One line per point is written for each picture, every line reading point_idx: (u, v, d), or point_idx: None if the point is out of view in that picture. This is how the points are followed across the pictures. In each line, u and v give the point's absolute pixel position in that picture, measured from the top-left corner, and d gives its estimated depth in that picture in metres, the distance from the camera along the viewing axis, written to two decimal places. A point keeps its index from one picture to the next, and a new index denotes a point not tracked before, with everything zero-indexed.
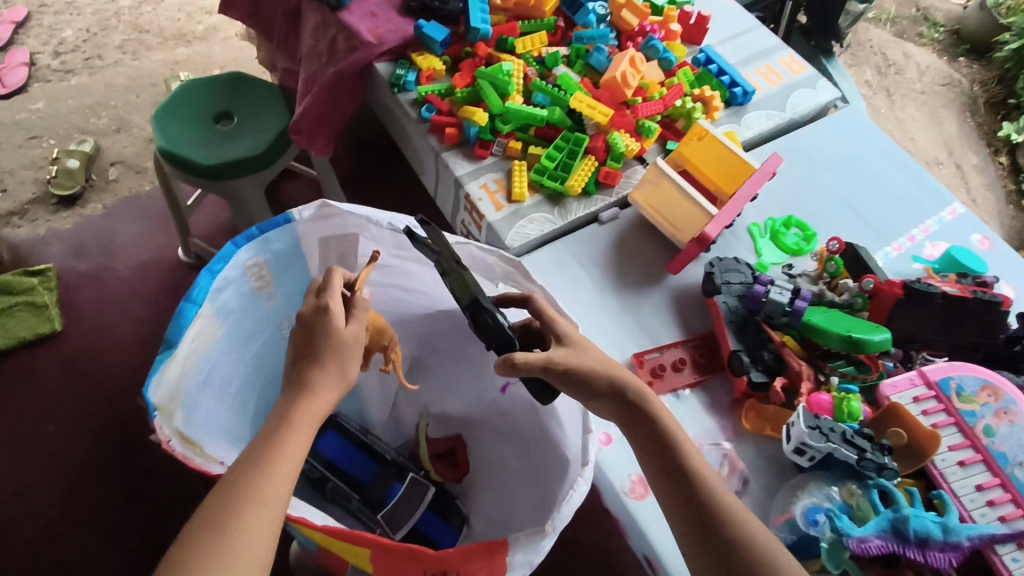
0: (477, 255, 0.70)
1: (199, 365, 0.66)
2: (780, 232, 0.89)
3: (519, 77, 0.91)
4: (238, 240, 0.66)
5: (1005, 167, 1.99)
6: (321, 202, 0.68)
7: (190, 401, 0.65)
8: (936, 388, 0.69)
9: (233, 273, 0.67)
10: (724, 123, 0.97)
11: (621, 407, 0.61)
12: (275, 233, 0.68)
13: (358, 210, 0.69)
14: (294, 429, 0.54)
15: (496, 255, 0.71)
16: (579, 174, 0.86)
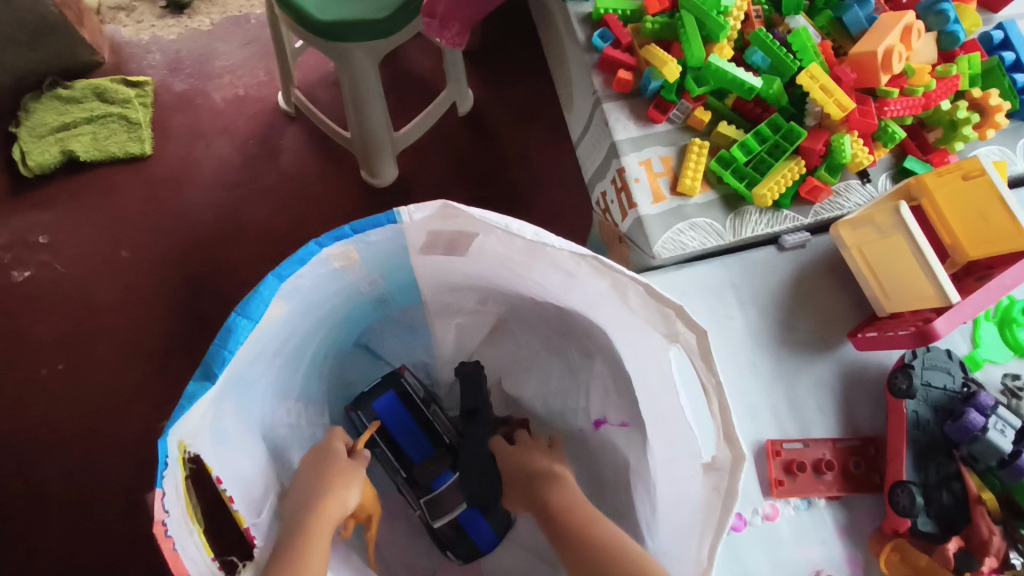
0: (646, 303, 0.47)
1: (243, 361, 0.53)
2: (1015, 321, 0.66)
3: (738, 18, 0.66)
4: (324, 239, 0.50)
5: None
6: (444, 202, 0.48)
7: (222, 404, 0.53)
8: None
9: (310, 267, 0.51)
10: (994, 144, 0.70)
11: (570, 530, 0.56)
12: (372, 232, 0.50)
13: (491, 216, 0.47)
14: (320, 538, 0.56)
15: (675, 307, 0.46)
16: (777, 180, 0.64)
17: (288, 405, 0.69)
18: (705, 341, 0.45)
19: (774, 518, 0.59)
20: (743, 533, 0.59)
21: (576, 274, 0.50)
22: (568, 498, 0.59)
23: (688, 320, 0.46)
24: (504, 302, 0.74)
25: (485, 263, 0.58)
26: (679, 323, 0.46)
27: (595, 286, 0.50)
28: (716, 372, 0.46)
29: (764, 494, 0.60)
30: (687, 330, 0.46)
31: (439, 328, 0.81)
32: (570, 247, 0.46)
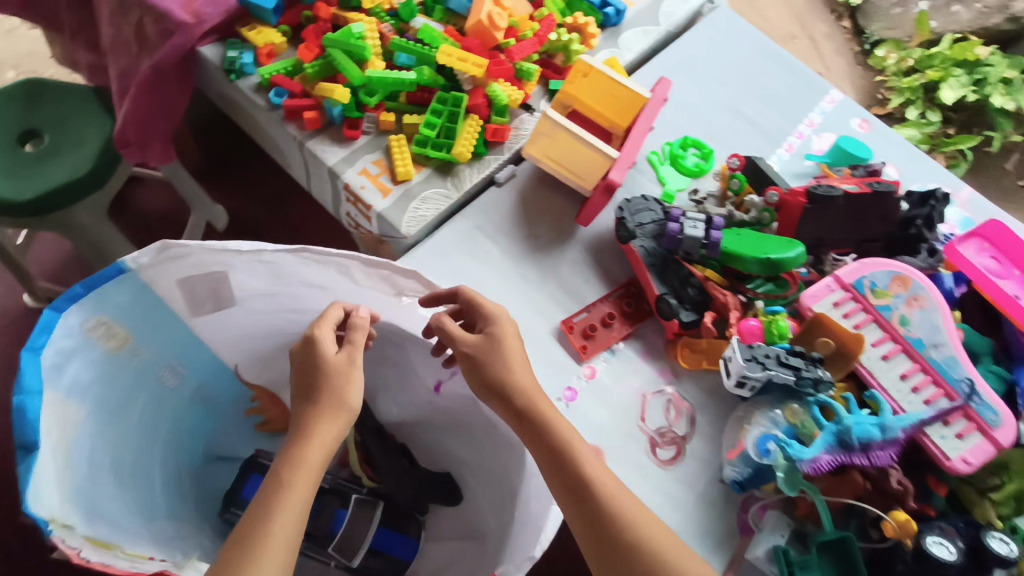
0: (363, 270, 0.60)
1: (67, 459, 0.56)
2: (679, 155, 0.87)
3: (374, 38, 0.80)
4: (59, 304, 0.55)
5: (849, 30, 2.04)
6: (160, 242, 0.57)
7: (79, 504, 0.55)
8: (852, 290, 0.70)
9: (63, 337, 0.56)
10: (603, 49, 0.92)
11: (510, 413, 0.60)
12: (109, 287, 0.58)
13: (211, 243, 0.58)
14: (317, 443, 0.56)
15: (382, 264, 0.59)
16: (466, 136, 0.78)
17: (165, 517, 0.69)
18: (420, 279, 0.59)
19: (593, 376, 0.72)
20: (578, 400, 0.70)
21: (295, 269, 0.62)
22: (567, 426, 0.59)
23: (400, 271, 0.59)
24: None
25: (256, 305, 0.71)
26: (397, 278, 0.59)
27: (327, 275, 0.63)
28: (430, 278, 0.59)
29: (577, 361, 0.72)
30: (403, 276, 0.59)
31: (285, 400, 0.88)
32: (283, 248, 0.59)
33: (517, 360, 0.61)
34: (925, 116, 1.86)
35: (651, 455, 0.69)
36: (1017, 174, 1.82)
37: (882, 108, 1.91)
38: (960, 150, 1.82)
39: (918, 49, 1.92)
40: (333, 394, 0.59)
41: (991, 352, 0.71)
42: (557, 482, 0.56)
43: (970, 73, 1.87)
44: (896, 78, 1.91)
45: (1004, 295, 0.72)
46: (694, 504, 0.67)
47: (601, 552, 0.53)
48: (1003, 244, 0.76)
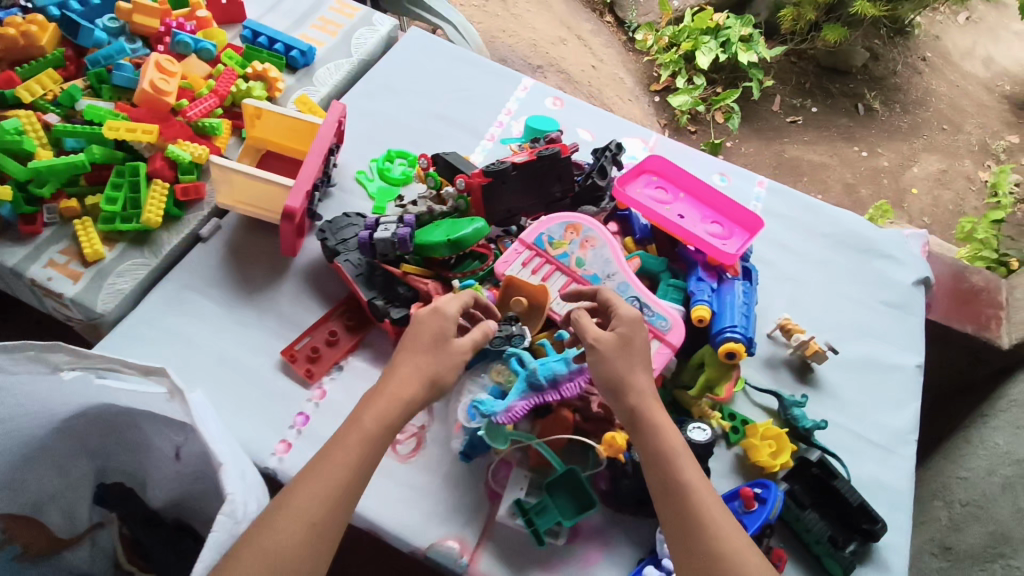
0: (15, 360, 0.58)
1: None
2: (386, 169, 0.92)
3: (35, 130, 0.79)
4: None
5: (611, 24, 2.18)
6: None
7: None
8: (534, 248, 0.77)
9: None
10: (294, 89, 0.96)
11: (624, 413, 0.61)
12: None
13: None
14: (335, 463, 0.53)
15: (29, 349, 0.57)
16: (153, 203, 0.79)
17: None
18: (66, 348, 0.57)
19: (324, 396, 0.73)
20: (312, 422, 0.72)
21: None
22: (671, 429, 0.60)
23: (46, 347, 0.57)
24: (53, 456, 0.78)
25: None
26: (45, 356, 0.57)
27: None
28: (83, 350, 0.57)
29: (304, 386, 0.74)
30: (54, 353, 0.57)
31: (47, 522, 0.81)
32: None
33: (642, 356, 0.64)
34: (692, 82, 2.06)
35: (392, 453, 0.71)
36: (781, 113, 2.05)
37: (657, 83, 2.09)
38: (729, 104, 2.01)
39: (668, 27, 2.13)
40: (434, 366, 0.60)
41: (668, 269, 0.80)
42: (658, 480, 0.58)
43: (715, 38, 2.07)
44: (661, 54, 2.10)
45: (665, 219, 0.81)
46: (440, 485, 0.70)
47: (682, 541, 0.54)
48: (668, 174, 0.87)
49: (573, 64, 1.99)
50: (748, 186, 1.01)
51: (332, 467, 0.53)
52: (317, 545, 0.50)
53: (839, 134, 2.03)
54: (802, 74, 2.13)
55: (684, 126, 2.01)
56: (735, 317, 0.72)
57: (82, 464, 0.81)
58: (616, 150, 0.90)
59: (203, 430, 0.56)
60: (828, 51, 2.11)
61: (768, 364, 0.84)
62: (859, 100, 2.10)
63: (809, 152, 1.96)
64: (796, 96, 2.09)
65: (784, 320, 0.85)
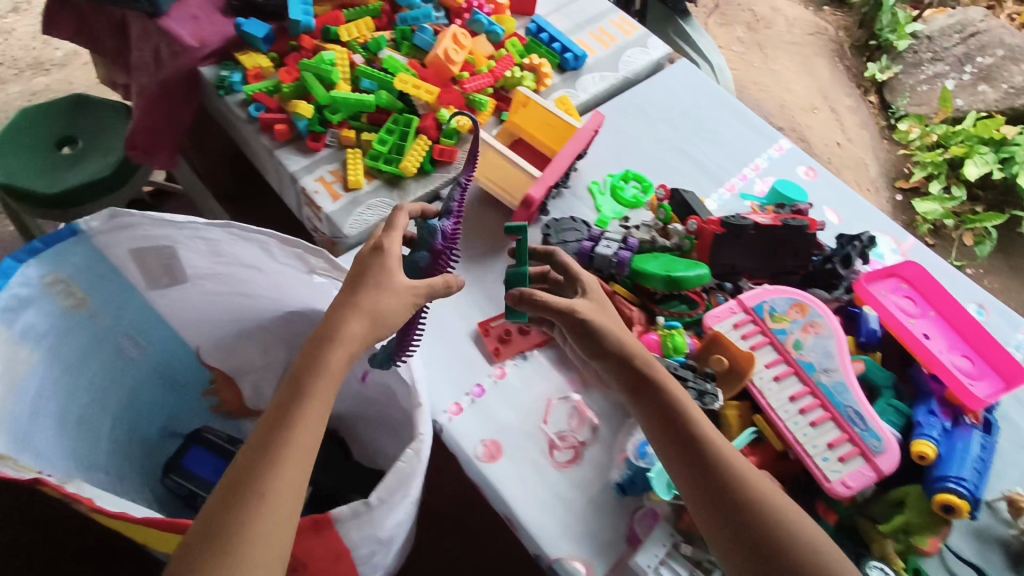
0: (285, 252, 0.68)
1: (13, 393, 0.65)
2: (619, 187, 0.93)
3: (344, 65, 0.91)
4: (20, 255, 0.63)
5: (875, 106, 1.95)
6: (111, 210, 0.65)
7: (9, 438, 0.63)
8: (752, 313, 0.73)
9: (25, 290, 0.64)
10: (558, 89, 0.99)
11: (642, 386, 0.61)
12: (66, 248, 0.66)
13: (154, 214, 0.66)
14: (309, 415, 0.52)
15: (300, 246, 0.67)
16: (413, 154, 0.87)
17: (103, 472, 0.76)
18: (327, 257, 0.66)
19: (503, 376, 0.76)
20: (485, 396, 0.75)
21: (234, 248, 0.71)
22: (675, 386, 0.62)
23: (311, 250, 0.67)
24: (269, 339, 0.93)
25: (208, 285, 0.78)
26: (308, 257, 0.67)
27: (255, 256, 0.71)
28: (337, 265, 0.66)
29: (488, 361, 0.77)
30: (316, 257, 0.67)
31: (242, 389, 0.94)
32: (216, 225, 0.67)
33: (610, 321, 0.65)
34: (949, 191, 1.77)
35: (548, 456, 0.72)
36: None
37: (906, 182, 1.81)
38: (988, 228, 1.72)
39: (941, 125, 1.84)
40: (373, 303, 0.57)
41: (894, 387, 0.71)
42: (665, 441, 0.60)
43: (995, 151, 1.77)
44: (921, 151, 1.83)
45: (907, 332, 0.72)
46: (585, 507, 0.69)
47: (744, 544, 0.54)
48: (922, 287, 0.77)
49: (819, 136, 1.83)
50: (1008, 329, 0.87)
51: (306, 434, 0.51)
52: (292, 506, 0.49)
53: None
54: None
55: (922, 235, 1.73)
56: (965, 470, 0.62)
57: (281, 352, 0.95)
58: (867, 243, 0.80)
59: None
60: None
61: (978, 535, 0.71)
62: None
63: None
64: None
65: (1014, 493, 0.72)
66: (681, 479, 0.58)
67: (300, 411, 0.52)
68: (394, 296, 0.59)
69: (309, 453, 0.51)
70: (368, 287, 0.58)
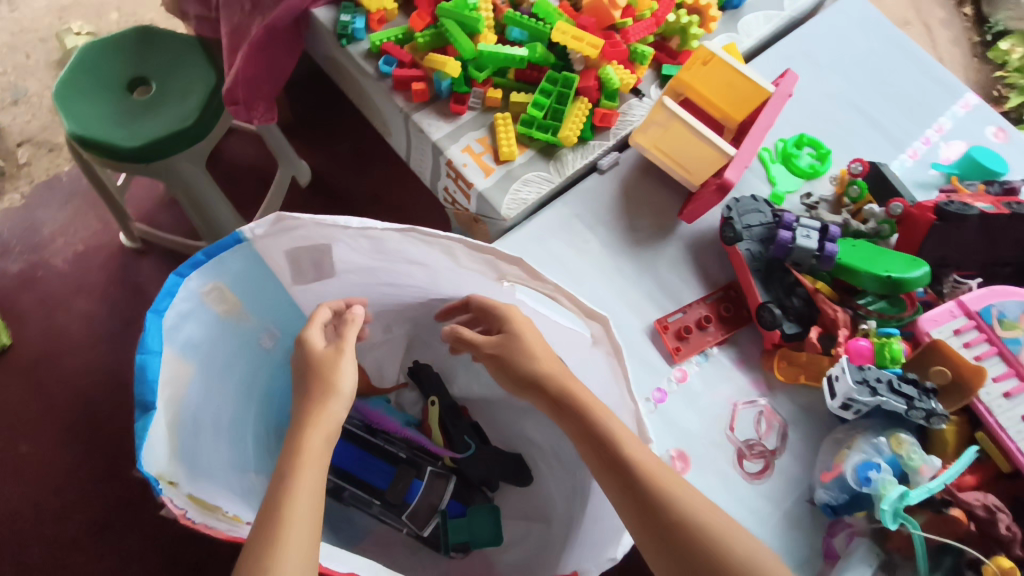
0: (472, 255, 0.59)
1: (179, 415, 0.59)
2: (792, 154, 0.82)
3: (488, 10, 0.78)
4: (183, 270, 0.57)
5: (970, 19, 1.70)
6: (275, 215, 0.57)
7: (183, 463, 0.57)
8: (977, 318, 0.66)
9: (186, 302, 0.58)
10: (721, 34, 0.87)
11: (585, 433, 0.55)
12: (226, 255, 0.59)
13: (321, 217, 0.58)
14: (317, 438, 0.54)
15: (492, 252, 0.57)
16: (573, 120, 0.76)
17: (253, 471, 0.72)
18: (525, 267, 0.56)
19: (684, 379, 0.70)
20: (667, 401, 0.69)
21: (406, 247, 0.61)
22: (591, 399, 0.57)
23: (505, 257, 0.57)
24: (390, 317, 0.85)
25: (353, 276, 0.70)
26: (501, 263, 0.58)
27: (433, 253, 0.61)
28: (539, 275, 0.57)
29: (668, 362, 0.70)
30: (511, 264, 0.57)
31: (364, 366, 0.89)
32: (396, 228, 0.58)
33: (535, 342, 0.61)
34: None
35: (737, 466, 0.67)
36: None
37: (998, 108, 1.59)
38: None
39: None
40: (325, 380, 0.58)
41: None
42: (593, 456, 0.54)
43: None
44: (1016, 73, 1.61)
45: None
46: (779, 522, 0.65)
47: (657, 551, 0.50)
48: None
49: None
50: None
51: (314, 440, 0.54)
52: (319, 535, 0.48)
53: None
54: None
55: None
56: None
57: (401, 328, 0.87)
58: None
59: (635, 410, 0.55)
60: None
61: None
62: None
63: None
64: None
65: None
66: (618, 504, 0.52)
67: (301, 443, 0.53)
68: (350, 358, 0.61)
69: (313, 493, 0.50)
70: (320, 380, 0.58)
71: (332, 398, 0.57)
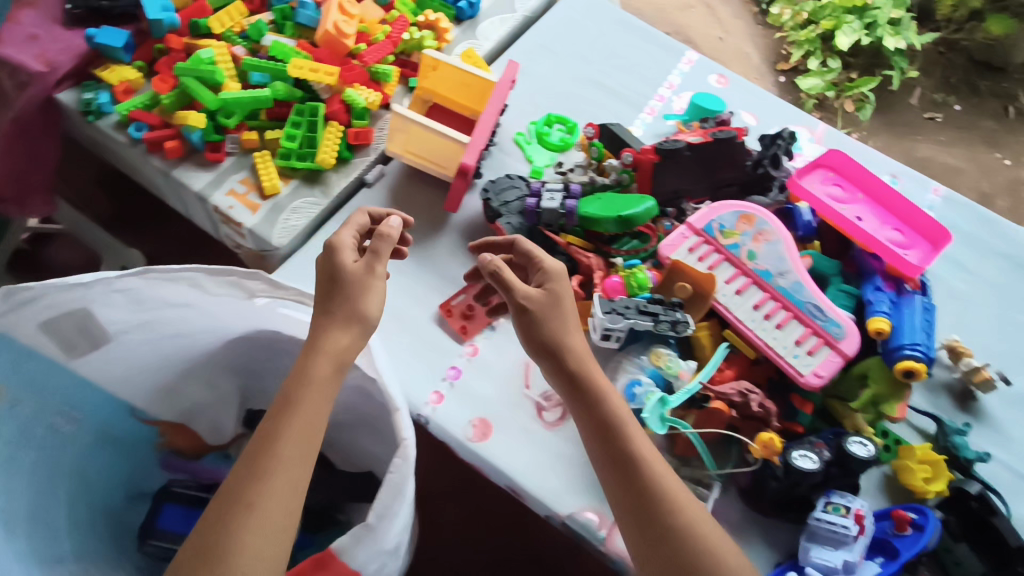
0: (217, 282, 0.60)
1: None
2: (545, 133, 0.91)
3: (225, 61, 0.82)
4: None
5: None
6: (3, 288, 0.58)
7: None
8: (703, 234, 0.74)
9: None
10: (461, 42, 0.95)
11: (563, 379, 0.60)
12: None
13: (60, 279, 0.60)
14: (301, 426, 0.53)
15: (232, 273, 0.59)
16: (328, 144, 0.81)
17: (71, 560, 0.68)
18: (263, 277, 0.59)
19: (476, 353, 0.75)
20: (463, 377, 0.74)
21: (155, 290, 0.64)
22: (612, 389, 0.60)
23: (245, 275, 0.59)
24: (212, 368, 0.83)
25: (134, 337, 0.70)
26: (244, 281, 0.60)
27: (180, 291, 0.62)
28: (280, 282, 0.60)
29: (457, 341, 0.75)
30: (252, 280, 0.60)
31: (197, 429, 0.87)
32: (129, 272, 0.60)
33: (576, 323, 0.63)
34: (826, 65, 1.66)
35: (537, 418, 0.72)
36: (918, 108, 1.65)
37: (785, 64, 1.68)
38: (863, 92, 1.63)
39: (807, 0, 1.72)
40: (349, 306, 0.58)
41: (840, 273, 0.76)
42: (590, 427, 0.59)
43: (860, 19, 1.68)
44: (795, 31, 1.70)
45: (842, 218, 0.77)
46: (584, 457, 0.70)
47: (639, 527, 0.54)
48: (845, 171, 0.82)
49: (700, 35, 1.71)
50: (920, 192, 0.94)
51: (316, 404, 0.54)
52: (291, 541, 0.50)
53: (981, 138, 1.61)
54: (948, 66, 1.71)
55: (810, 111, 1.63)
56: (916, 336, 0.68)
57: (229, 380, 0.86)
58: (790, 139, 0.84)
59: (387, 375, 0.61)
60: (986, 43, 1.68)
61: (927, 385, 0.80)
62: (1010, 102, 1.67)
63: (944, 154, 1.56)
64: (939, 90, 1.68)
65: (953, 342, 0.80)
66: (603, 473, 0.57)
67: (279, 431, 0.52)
68: (375, 295, 0.59)
69: (286, 495, 0.50)
70: (339, 300, 0.58)
71: (353, 329, 0.58)
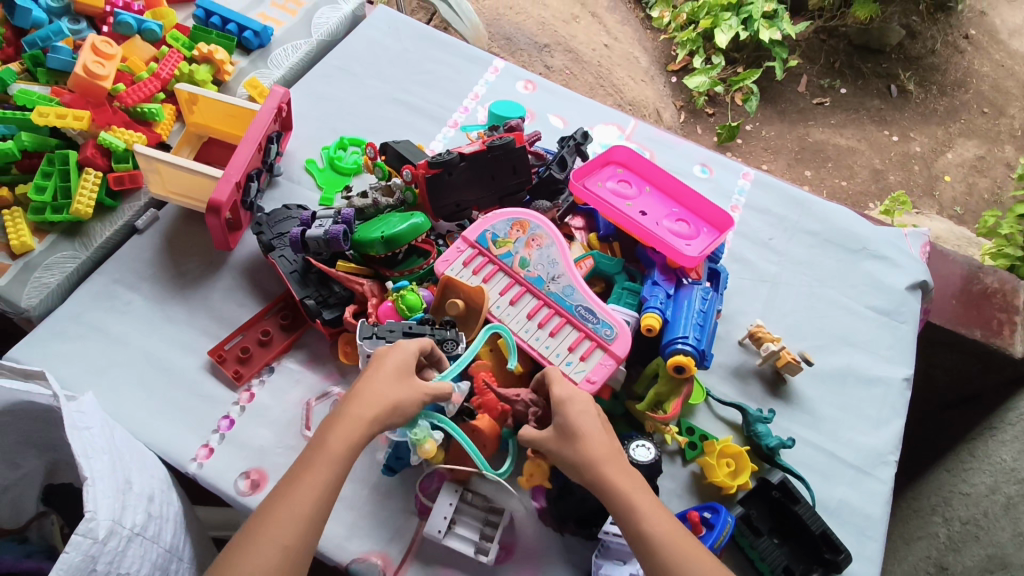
0: None
1: None
2: (337, 157, 0.87)
3: None
4: None
5: None
6: None
7: None
8: (477, 246, 0.71)
9: None
10: (246, 73, 0.92)
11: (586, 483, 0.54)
12: None
13: None
14: (289, 508, 0.47)
15: None
16: (83, 193, 0.75)
17: None
18: None
19: (251, 398, 0.70)
20: (237, 426, 0.69)
21: None
22: (626, 480, 0.53)
23: None
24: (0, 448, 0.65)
25: None
26: None
27: None
28: None
29: (232, 389, 0.71)
30: None
31: None
32: None
33: (592, 432, 0.55)
34: (711, 62, 1.64)
35: None
36: (807, 94, 1.66)
37: (671, 63, 1.67)
38: (749, 85, 1.60)
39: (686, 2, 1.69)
40: (376, 393, 0.54)
41: (624, 271, 0.74)
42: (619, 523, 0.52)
43: (736, 14, 1.64)
44: (678, 32, 1.67)
45: (623, 215, 0.74)
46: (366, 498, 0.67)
47: None
48: (633, 165, 0.79)
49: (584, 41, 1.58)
50: (730, 178, 0.92)
51: (313, 480, 0.49)
52: None
53: (869, 118, 1.64)
54: (830, 53, 1.72)
55: (700, 107, 1.62)
56: (687, 329, 0.66)
57: (33, 459, 0.69)
58: (581, 139, 0.82)
59: (76, 441, 0.53)
60: (861, 27, 1.69)
61: (736, 374, 0.78)
62: (891, 81, 1.70)
63: (836, 136, 1.59)
64: (823, 77, 1.69)
65: (755, 327, 0.78)
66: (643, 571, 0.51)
67: (263, 521, 0.47)
68: (386, 372, 0.56)
69: None
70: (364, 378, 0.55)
71: (399, 395, 0.55)
